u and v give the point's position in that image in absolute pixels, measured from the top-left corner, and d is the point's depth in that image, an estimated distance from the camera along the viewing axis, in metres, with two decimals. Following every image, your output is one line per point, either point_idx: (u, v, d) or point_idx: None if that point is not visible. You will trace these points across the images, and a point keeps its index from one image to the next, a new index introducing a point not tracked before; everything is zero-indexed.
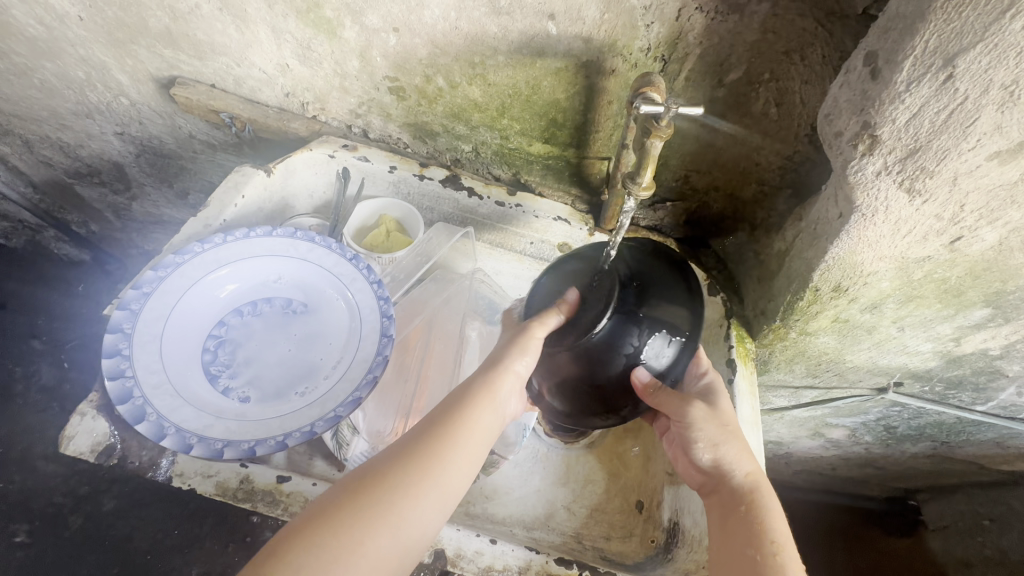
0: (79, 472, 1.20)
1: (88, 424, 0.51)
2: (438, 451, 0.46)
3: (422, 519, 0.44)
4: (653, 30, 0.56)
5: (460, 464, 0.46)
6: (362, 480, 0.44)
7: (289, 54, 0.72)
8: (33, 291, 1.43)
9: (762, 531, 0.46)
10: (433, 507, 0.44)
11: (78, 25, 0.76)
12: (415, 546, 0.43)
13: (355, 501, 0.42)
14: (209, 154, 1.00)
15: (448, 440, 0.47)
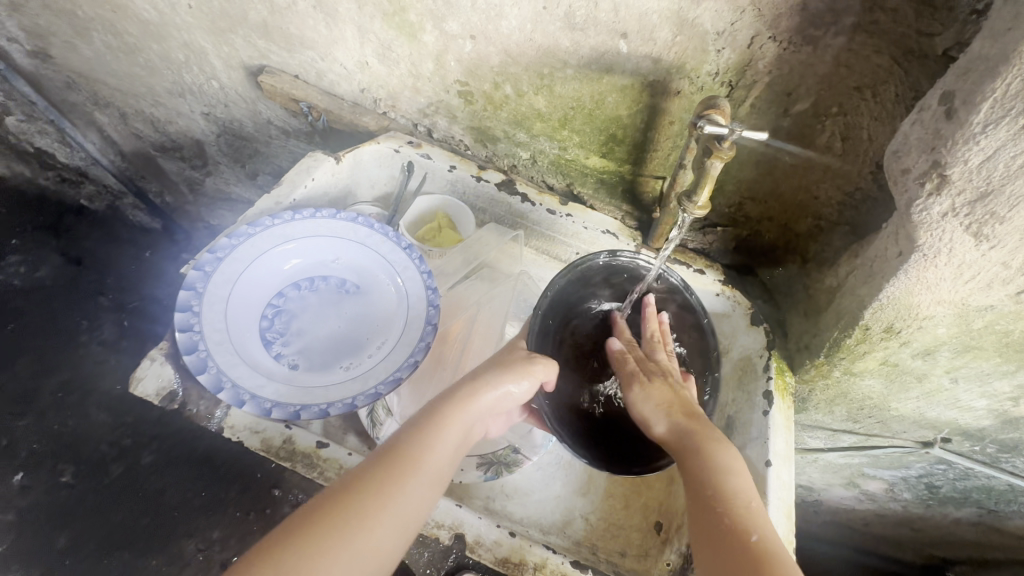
0: (126, 423, 1.28)
1: (156, 369, 0.56)
2: (390, 485, 0.47)
3: (378, 548, 0.44)
4: (723, 55, 0.57)
5: (421, 483, 0.48)
6: (305, 519, 0.44)
7: (370, 52, 0.76)
8: (108, 251, 1.55)
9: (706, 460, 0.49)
10: (395, 525, 0.46)
11: (187, 13, 0.84)
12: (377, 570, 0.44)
13: (314, 526, 0.44)
14: (283, 140, 1.07)
15: (408, 459, 0.49)
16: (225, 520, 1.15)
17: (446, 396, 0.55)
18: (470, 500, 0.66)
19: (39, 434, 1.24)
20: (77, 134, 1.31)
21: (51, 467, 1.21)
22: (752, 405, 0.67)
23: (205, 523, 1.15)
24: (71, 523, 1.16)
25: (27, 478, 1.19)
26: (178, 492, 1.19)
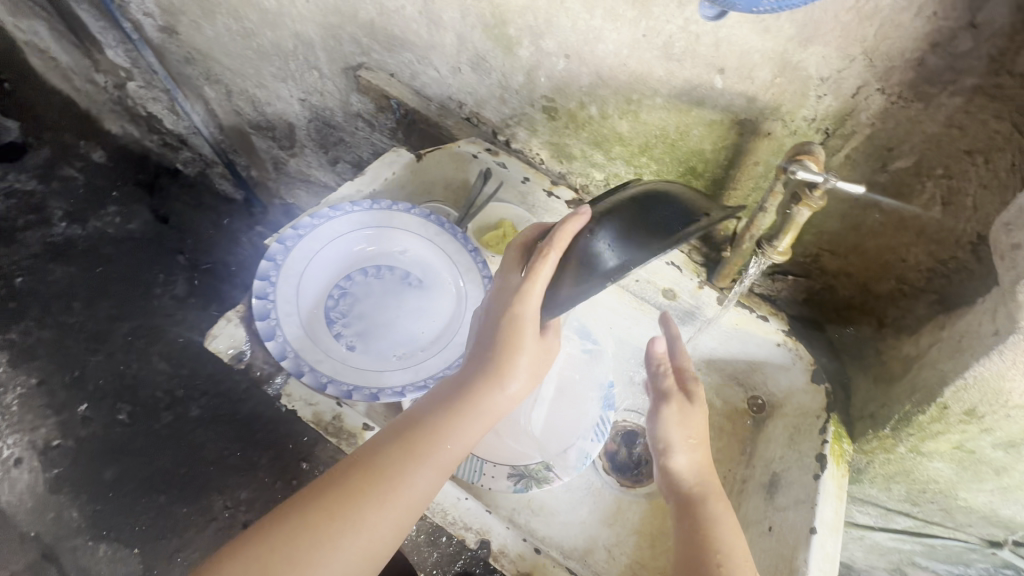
0: (181, 375, 1.38)
1: (230, 328, 0.59)
2: (394, 477, 0.51)
3: (377, 539, 0.50)
4: (823, 102, 0.55)
5: (424, 473, 0.52)
6: (310, 510, 0.50)
7: (465, 60, 0.79)
8: (194, 216, 1.71)
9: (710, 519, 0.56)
10: (398, 508, 0.51)
11: (303, 6, 0.90)
12: (381, 544, 0.50)
13: (324, 506, 0.50)
14: (367, 133, 1.12)
15: (415, 450, 0.52)
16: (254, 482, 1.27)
17: (459, 383, 0.55)
18: (496, 508, 0.67)
19: (105, 371, 1.35)
20: (186, 104, 1.44)
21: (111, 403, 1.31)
22: (801, 466, 0.64)
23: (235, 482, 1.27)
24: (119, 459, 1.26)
25: (89, 409, 1.30)
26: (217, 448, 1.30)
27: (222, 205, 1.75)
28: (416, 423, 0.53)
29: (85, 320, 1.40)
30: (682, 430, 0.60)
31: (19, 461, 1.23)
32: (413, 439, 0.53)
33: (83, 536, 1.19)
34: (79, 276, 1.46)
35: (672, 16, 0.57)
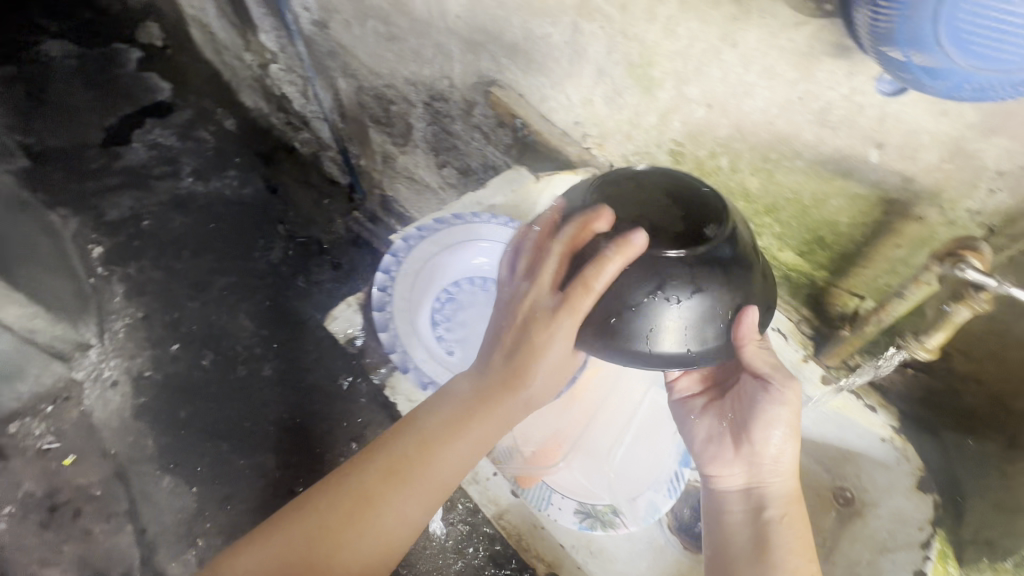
0: (262, 334, 1.71)
1: (349, 314, 0.65)
2: (418, 470, 0.57)
3: (409, 519, 0.58)
4: (994, 197, 0.52)
5: (448, 465, 0.57)
6: (341, 506, 0.57)
7: (599, 92, 0.81)
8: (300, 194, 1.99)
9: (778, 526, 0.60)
10: (430, 490, 0.57)
11: (452, 21, 0.96)
12: (415, 520, 0.58)
13: (358, 502, 0.57)
14: (480, 144, 1.17)
15: (438, 446, 0.57)
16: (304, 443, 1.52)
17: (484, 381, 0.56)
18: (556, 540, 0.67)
19: (205, 323, 1.71)
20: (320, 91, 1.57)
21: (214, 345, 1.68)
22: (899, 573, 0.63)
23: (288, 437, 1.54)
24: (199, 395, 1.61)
25: (182, 351, 1.67)
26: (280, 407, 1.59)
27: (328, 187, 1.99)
28: (436, 422, 0.58)
29: (196, 276, 1.81)
30: (793, 421, 0.60)
31: (115, 382, 1.62)
32: (422, 442, 0.57)
33: (154, 462, 1.52)
34: (201, 237, 1.90)
35: (836, 84, 0.55)
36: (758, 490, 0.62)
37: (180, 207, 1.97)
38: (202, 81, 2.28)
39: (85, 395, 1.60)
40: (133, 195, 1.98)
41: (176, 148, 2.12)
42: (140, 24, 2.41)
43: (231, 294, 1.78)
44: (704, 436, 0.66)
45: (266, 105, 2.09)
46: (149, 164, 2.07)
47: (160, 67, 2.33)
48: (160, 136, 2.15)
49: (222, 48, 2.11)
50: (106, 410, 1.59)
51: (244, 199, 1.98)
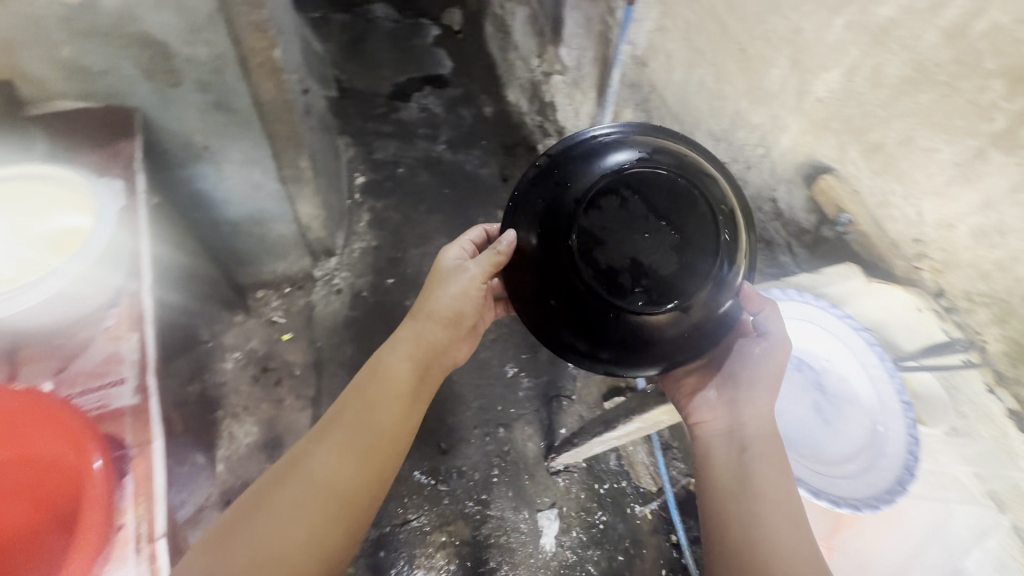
0: None
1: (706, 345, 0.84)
2: (369, 448, 0.84)
3: (371, 486, 0.83)
4: None
5: (382, 433, 0.85)
6: (312, 495, 0.79)
7: (972, 223, 0.78)
8: None
9: (778, 459, 0.81)
10: (379, 457, 0.84)
11: (807, 103, 0.97)
12: (374, 485, 0.83)
13: (315, 485, 0.80)
14: (762, 217, 1.18)
15: (379, 424, 0.86)
16: (471, 406, 1.73)
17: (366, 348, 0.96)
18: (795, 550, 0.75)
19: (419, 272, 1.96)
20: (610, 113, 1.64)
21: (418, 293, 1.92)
22: None
23: (455, 398, 1.74)
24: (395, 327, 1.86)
25: (395, 288, 1.93)
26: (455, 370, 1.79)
27: None
28: (372, 412, 0.86)
29: (424, 230, 2.07)
30: (779, 367, 0.87)
31: (340, 291, 1.91)
32: (370, 417, 0.86)
33: (347, 369, 1.78)
34: (436, 198, 2.18)
35: None
36: (739, 423, 0.87)
37: (429, 166, 2.26)
38: (479, 68, 2.58)
39: (314, 291, 1.91)
40: (398, 145, 2.31)
41: (441, 117, 2.42)
42: (446, 8, 2.80)
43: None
44: (703, 401, 0.91)
45: (528, 106, 2.31)
46: (417, 123, 2.40)
47: (450, 46, 2.69)
48: (432, 102, 2.47)
49: (511, 46, 2.37)
50: (325, 310, 1.88)
51: (478, 179, 2.23)
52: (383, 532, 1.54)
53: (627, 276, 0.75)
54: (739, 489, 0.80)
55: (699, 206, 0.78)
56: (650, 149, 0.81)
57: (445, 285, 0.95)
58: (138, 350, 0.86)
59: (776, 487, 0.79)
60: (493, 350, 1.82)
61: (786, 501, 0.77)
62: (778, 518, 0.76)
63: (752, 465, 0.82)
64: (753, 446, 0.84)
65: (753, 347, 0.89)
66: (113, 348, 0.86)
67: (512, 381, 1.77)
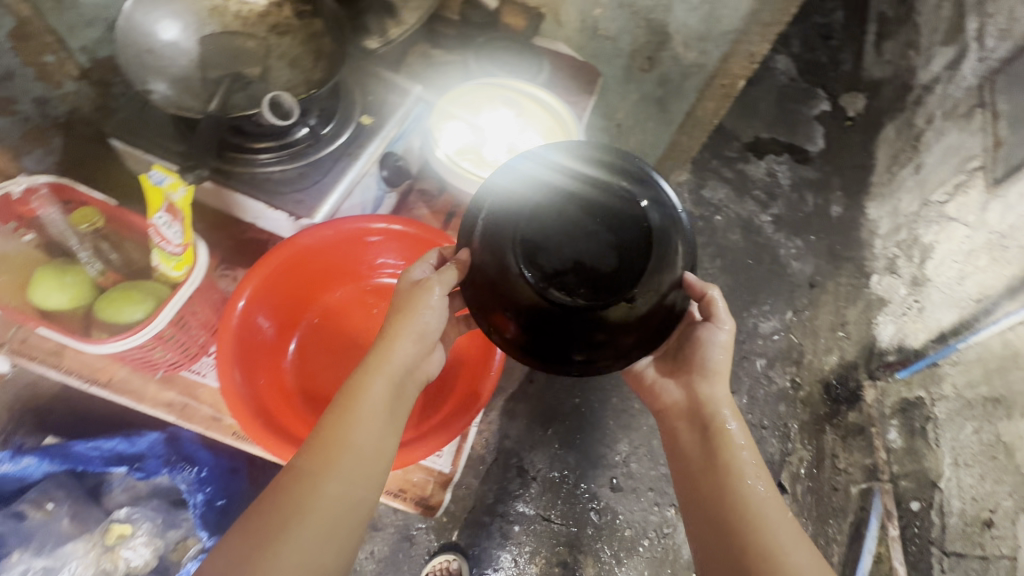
0: None
1: None
2: (345, 443, 0.65)
3: (364, 476, 0.66)
4: None
5: (357, 432, 0.66)
6: (291, 497, 0.62)
7: None
8: (838, 304, 1.82)
9: (732, 441, 0.74)
10: (369, 447, 0.67)
11: None
12: (368, 479, 0.66)
13: (293, 490, 0.63)
14: None
15: (351, 421, 0.66)
16: (653, 467, 1.59)
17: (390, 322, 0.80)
18: None
19: None
20: (1006, 322, 1.27)
21: None
22: None
23: (638, 449, 1.59)
24: None
25: None
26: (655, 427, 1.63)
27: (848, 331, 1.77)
28: (338, 412, 0.67)
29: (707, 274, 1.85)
30: (728, 342, 0.77)
31: None
32: (337, 416, 0.67)
33: None
34: (732, 261, 1.87)
35: None
36: (696, 407, 0.78)
37: (744, 229, 1.93)
38: (857, 137, 2.12)
39: None
40: (729, 192, 1.98)
41: (784, 190, 2.01)
42: (850, 92, 2.21)
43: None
44: (661, 384, 0.83)
45: (887, 230, 1.82)
46: (756, 184, 2.01)
47: (833, 130, 2.14)
48: (782, 171, 2.05)
49: (909, 162, 1.80)
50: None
51: (788, 270, 1.87)
52: (524, 511, 1.51)
53: (561, 271, 0.64)
54: (699, 467, 0.74)
55: (641, 208, 0.65)
56: (599, 153, 0.69)
57: (421, 314, 0.71)
58: None
59: (727, 462, 0.73)
60: None
61: (753, 492, 0.70)
62: (756, 518, 0.68)
63: (707, 440, 0.75)
64: (711, 423, 0.76)
65: (711, 337, 0.78)
66: None
67: None
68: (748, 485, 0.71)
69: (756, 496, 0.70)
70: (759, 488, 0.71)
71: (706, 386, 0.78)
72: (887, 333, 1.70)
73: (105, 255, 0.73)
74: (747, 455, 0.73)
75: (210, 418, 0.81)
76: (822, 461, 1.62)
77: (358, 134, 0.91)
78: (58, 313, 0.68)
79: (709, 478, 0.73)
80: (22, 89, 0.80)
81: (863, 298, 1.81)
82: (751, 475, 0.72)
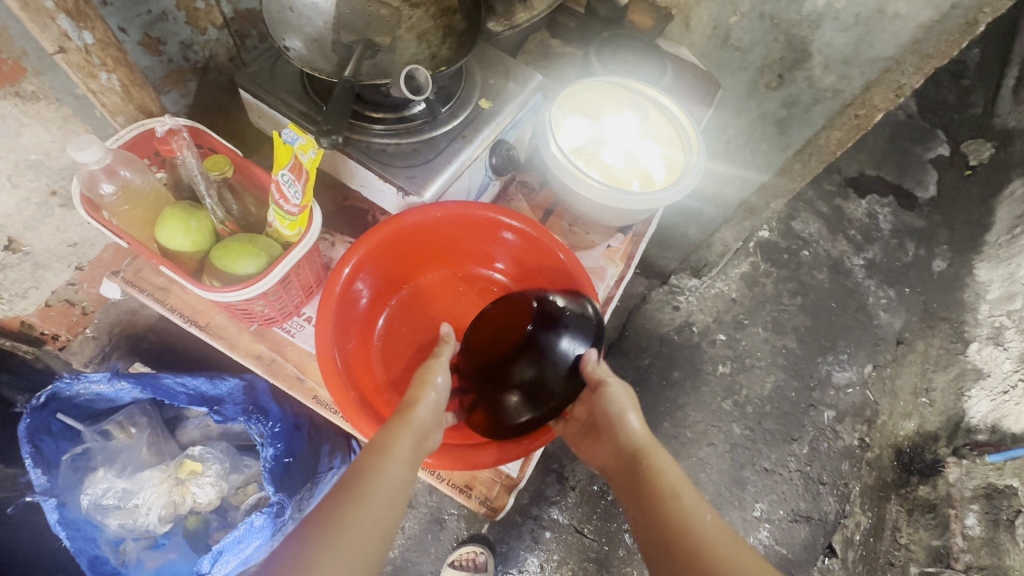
0: (767, 406, 1.62)
1: None
2: (368, 482, 0.61)
3: (383, 517, 0.59)
4: None
5: (381, 472, 0.62)
6: (312, 534, 0.56)
7: None
8: (927, 366, 1.66)
9: (665, 481, 0.66)
10: (390, 487, 0.61)
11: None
12: (387, 522, 0.60)
13: (314, 526, 0.57)
14: None
15: (372, 462, 0.62)
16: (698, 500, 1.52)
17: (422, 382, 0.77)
18: None
19: (757, 344, 1.68)
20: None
21: (706, 358, 1.65)
22: None
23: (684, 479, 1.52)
24: (684, 368, 1.63)
25: (722, 338, 1.67)
26: (705, 460, 1.55)
27: (935, 399, 1.61)
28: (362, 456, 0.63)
29: (786, 309, 1.72)
30: (622, 387, 0.72)
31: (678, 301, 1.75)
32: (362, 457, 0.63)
33: (625, 367, 1.63)
34: (816, 301, 1.73)
35: None
36: (623, 460, 0.71)
37: (834, 269, 1.78)
38: (975, 185, 1.93)
39: (655, 289, 1.73)
40: (822, 228, 1.83)
41: (883, 235, 1.85)
42: (976, 138, 2.00)
43: (784, 358, 1.67)
44: (590, 448, 0.77)
45: (999, 296, 1.64)
46: (853, 224, 1.85)
47: (949, 177, 1.95)
48: (884, 215, 1.88)
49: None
50: (652, 311, 1.69)
51: (874, 321, 1.72)
52: (557, 519, 1.47)
53: (487, 367, 0.74)
54: (646, 525, 0.64)
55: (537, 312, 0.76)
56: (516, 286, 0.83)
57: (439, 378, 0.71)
58: (614, 280, 0.98)
59: (666, 502, 0.64)
60: (758, 478, 1.55)
61: (703, 521, 0.62)
62: (716, 552, 0.59)
63: (641, 493, 0.67)
64: (638, 473, 0.68)
65: (609, 387, 0.72)
66: (602, 264, 0.98)
67: (754, 522, 1.50)
68: (693, 518, 0.62)
69: (705, 527, 0.61)
70: (704, 515, 0.63)
71: (622, 439, 0.71)
72: (979, 410, 1.52)
73: (226, 205, 0.76)
74: (684, 484, 0.66)
75: (293, 378, 0.83)
76: (881, 531, 1.51)
77: (475, 118, 0.88)
78: (178, 254, 0.70)
79: (659, 530, 0.63)
80: (171, 31, 0.82)
81: (958, 364, 1.63)
82: (689, 504, 0.63)
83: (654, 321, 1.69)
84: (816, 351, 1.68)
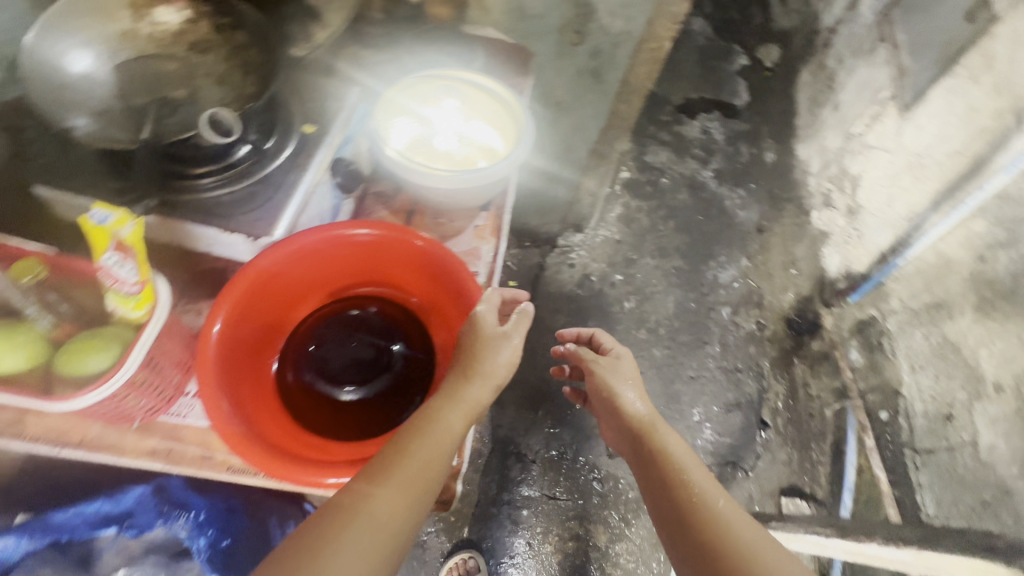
0: (674, 323, 1.77)
1: None
2: (365, 501, 0.64)
3: (376, 532, 0.63)
4: None
5: (381, 489, 0.65)
6: (298, 548, 0.60)
7: None
8: (786, 243, 1.91)
9: (668, 458, 0.78)
10: (383, 504, 0.65)
11: None
12: (381, 536, 0.63)
13: (302, 539, 0.61)
14: None
15: (374, 481, 0.66)
16: None
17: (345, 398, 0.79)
18: None
19: (654, 274, 1.83)
20: (946, 224, 1.32)
21: (612, 300, 1.77)
22: None
23: None
24: (596, 315, 1.74)
25: (619, 279, 1.80)
26: None
27: (802, 267, 1.86)
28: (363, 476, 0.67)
29: (663, 234, 1.89)
30: (611, 365, 0.90)
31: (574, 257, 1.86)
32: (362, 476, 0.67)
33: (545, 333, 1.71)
34: (686, 219, 1.92)
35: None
36: (632, 435, 0.85)
37: (692, 187, 1.98)
38: (777, 83, 2.23)
39: (550, 255, 1.82)
40: (670, 154, 2.03)
41: (719, 145, 2.08)
42: (767, 44, 2.30)
43: (675, 276, 1.83)
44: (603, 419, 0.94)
45: (819, 168, 1.92)
46: (694, 143, 2.07)
47: (756, 82, 2.23)
48: (716, 128, 2.12)
49: (828, 102, 1.91)
50: (552, 276, 1.79)
51: (736, 220, 1.94)
52: (530, 495, 1.52)
53: None
54: (657, 490, 0.76)
55: None
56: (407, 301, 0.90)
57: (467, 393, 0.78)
58: (491, 255, 1.03)
59: (674, 481, 0.75)
60: (688, 387, 1.70)
61: (712, 504, 0.71)
62: (723, 526, 0.68)
63: (652, 467, 0.79)
64: (645, 448, 0.81)
65: (602, 368, 0.91)
66: (475, 244, 1.02)
67: (696, 426, 1.65)
68: (703, 496, 0.72)
69: (716, 510, 0.70)
70: (710, 491, 0.72)
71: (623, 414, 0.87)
72: (834, 264, 1.79)
73: (55, 309, 0.70)
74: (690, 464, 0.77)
75: (200, 459, 0.79)
76: (796, 392, 1.71)
77: (304, 145, 0.88)
78: (15, 376, 0.66)
79: (670, 500, 0.74)
80: None
81: (808, 234, 1.90)
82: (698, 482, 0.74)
83: (557, 283, 1.78)
84: (699, 260, 1.87)
